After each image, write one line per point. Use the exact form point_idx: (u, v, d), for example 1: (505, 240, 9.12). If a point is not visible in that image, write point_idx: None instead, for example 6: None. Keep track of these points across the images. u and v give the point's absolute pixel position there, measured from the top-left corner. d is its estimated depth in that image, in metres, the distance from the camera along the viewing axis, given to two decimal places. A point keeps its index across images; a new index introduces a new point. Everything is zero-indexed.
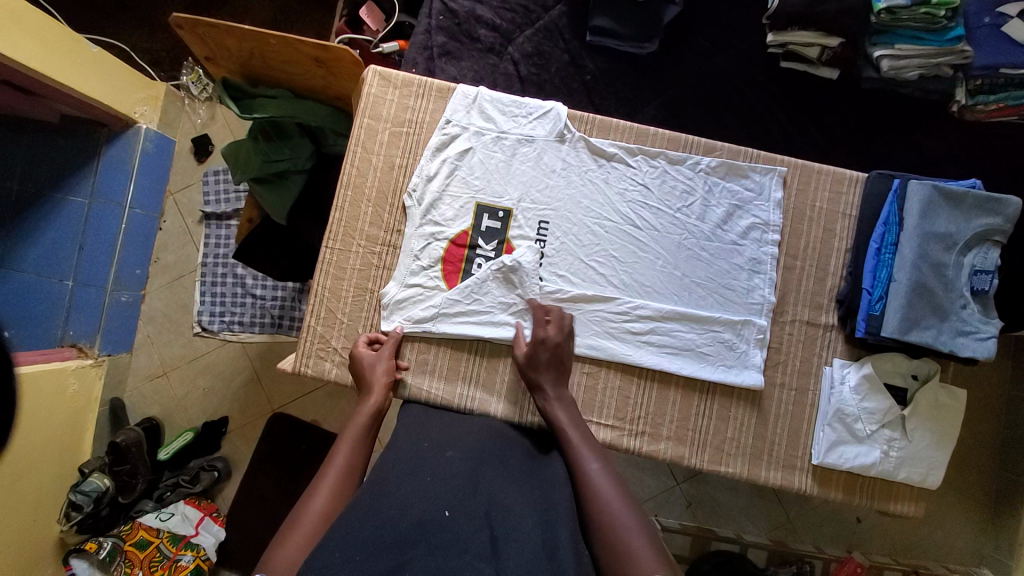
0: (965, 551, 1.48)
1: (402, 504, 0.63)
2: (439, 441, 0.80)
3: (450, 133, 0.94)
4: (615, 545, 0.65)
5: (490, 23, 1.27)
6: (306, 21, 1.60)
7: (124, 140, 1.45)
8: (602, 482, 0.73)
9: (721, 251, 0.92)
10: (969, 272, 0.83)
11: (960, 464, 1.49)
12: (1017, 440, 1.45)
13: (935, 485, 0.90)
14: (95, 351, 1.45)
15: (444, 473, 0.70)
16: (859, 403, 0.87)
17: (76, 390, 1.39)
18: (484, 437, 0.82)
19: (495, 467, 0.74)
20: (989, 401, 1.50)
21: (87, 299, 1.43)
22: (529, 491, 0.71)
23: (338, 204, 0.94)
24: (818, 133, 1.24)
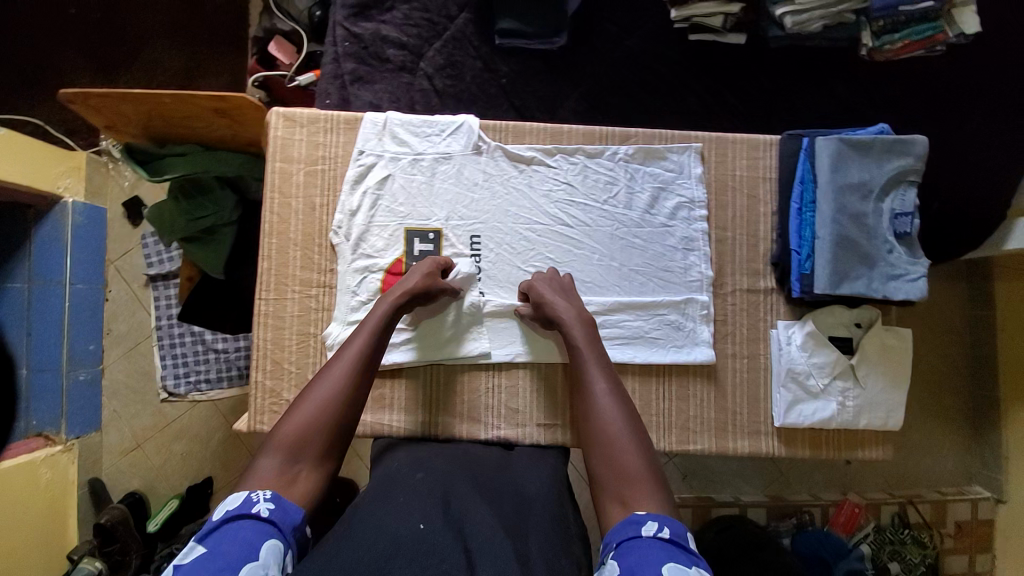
0: (954, 473, 1.57)
1: (373, 520, 0.64)
2: (410, 463, 0.80)
3: (366, 164, 0.92)
4: (610, 464, 0.69)
5: (397, 41, 1.25)
6: (218, 65, 1.56)
7: (52, 220, 1.40)
8: (608, 408, 0.73)
9: (653, 235, 0.93)
10: (889, 216, 0.85)
11: (934, 390, 1.58)
12: (984, 358, 1.54)
13: (897, 426, 0.91)
14: (62, 436, 1.41)
15: (415, 490, 0.71)
16: (807, 360, 0.89)
17: (50, 479, 1.34)
18: (455, 457, 0.83)
19: (467, 484, 0.75)
20: (953, 325, 1.59)
21: (45, 384, 1.39)
22: (502, 506, 0.72)
23: (264, 253, 0.91)
24: (736, 99, 1.26)
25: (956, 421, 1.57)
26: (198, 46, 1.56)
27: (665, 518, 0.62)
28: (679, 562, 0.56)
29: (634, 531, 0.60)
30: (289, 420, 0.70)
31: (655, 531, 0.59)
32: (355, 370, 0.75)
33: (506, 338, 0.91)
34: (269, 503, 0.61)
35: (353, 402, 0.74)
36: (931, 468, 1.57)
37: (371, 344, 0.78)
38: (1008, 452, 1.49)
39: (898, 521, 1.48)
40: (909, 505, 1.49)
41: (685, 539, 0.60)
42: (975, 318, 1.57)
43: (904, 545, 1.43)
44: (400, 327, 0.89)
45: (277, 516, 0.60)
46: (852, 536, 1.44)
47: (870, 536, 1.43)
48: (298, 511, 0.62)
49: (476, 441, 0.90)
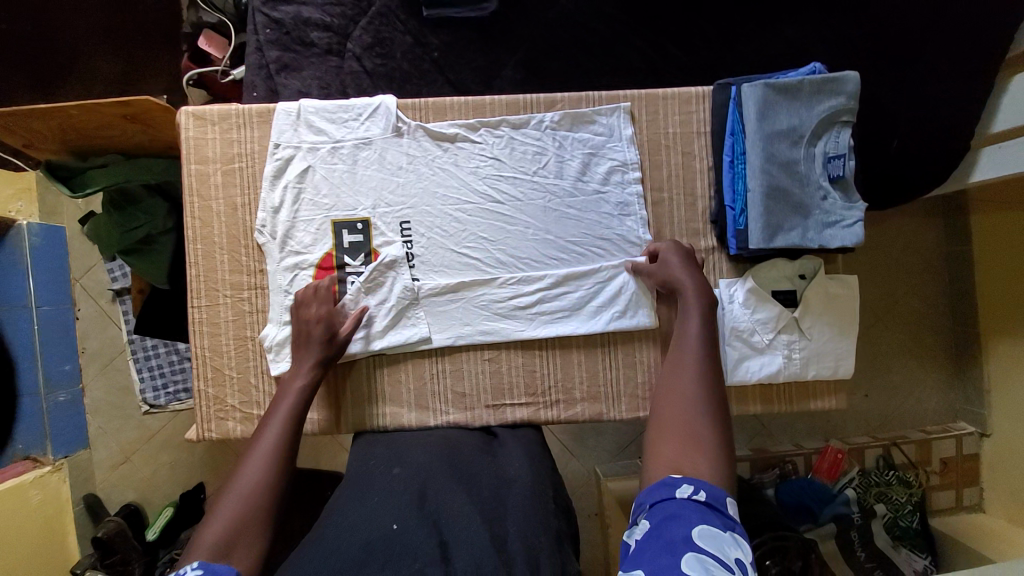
0: (939, 411, 1.57)
1: (349, 524, 0.67)
2: (388, 458, 0.81)
3: (284, 157, 0.89)
4: (681, 431, 0.69)
5: (320, 23, 1.19)
6: (153, 68, 1.51)
7: (9, 242, 1.37)
8: (691, 382, 0.73)
9: (588, 204, 0.90)
10: (822, 160, 0.82)
11: (915, 331, 1.56)
12: (963, 294, 1.53)
13: (849, 373, 0.90)
14: (50, 457, 1.41)
15: (391, 489, 0.73)
16: (750, 317, 0.87)
17: (41, 500, 1.35)
18: (432, 446, 0.82)
19: (445, 471, 0.76)
20: (931, 264, 1.56)
21: (23, 409, 1.38)
22: (479, 491, 0.73)
23: (192, 260, 0.89)
24: (681, 51, 1.20)
25: (939, 359, 1.56)
26: (127, 49, 1.49)
27: (705, 482, 0.62)
28: (711, 526, 0.57)
29: (669, 493, 0.61)
30: (212, 521, 0.67)
31: (690, 495, 0.60)
32: (273, 452, 0.75)
33: (443, 324, 0.90)
34: (197, 569, 0.60)
35: (277, 482, 0.73)
36: (916, 408, 1.58)
37: (289, 423, 0.78)
38: (992, 386, 1.49)
39: (883, 464, 1.49)
40: (893, 447, 1.50)
41: (723, 503, 0.60)
42: (953, 255, 1.55)
43: (890, 486, 1.45)
44: None
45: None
46: (837, 481, 1.45)
47: (856, 480, 1.45)
48: (230, 571, 0.61)
49: (426, 428, 0.90)
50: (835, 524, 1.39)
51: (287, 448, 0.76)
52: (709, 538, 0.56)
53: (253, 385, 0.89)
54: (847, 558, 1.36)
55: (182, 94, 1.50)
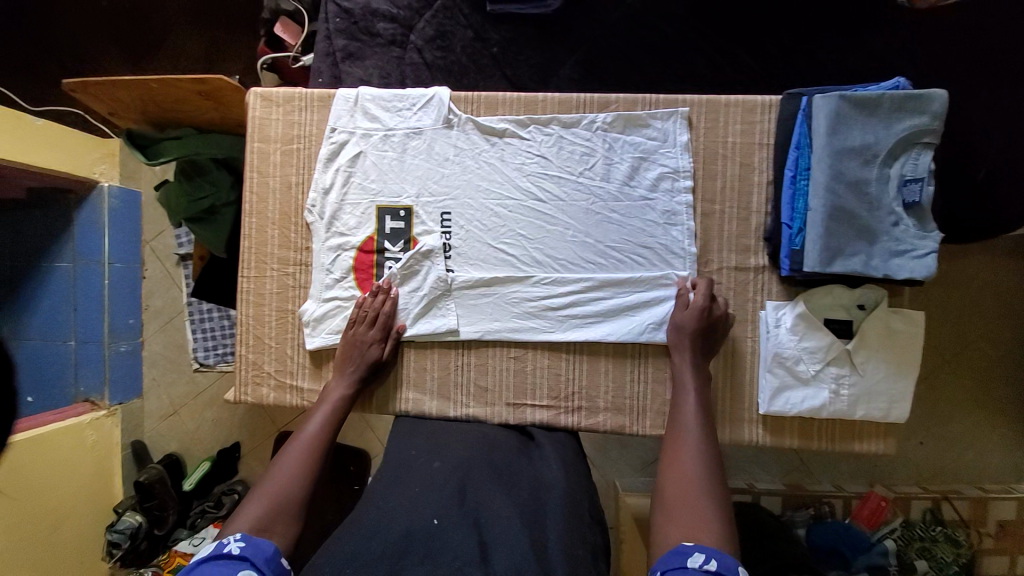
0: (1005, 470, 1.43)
1: (393, 513, 0.69)
2: (428, 450, 0.81)
3: (338, 141, 0.91)
4: (683, 504, 0.70)
5: (387, 14, 1.22)
6: (232, 49, 1.60)
7: (91, 202, 1.51)
8: (692, 460, 0.74)
9: (632, 210, 0.87)
10: (897, 183, 0.75)
11: (987, 381, 1.42)
12: None
13: (902, 418, 0.83)
14: (106, 401, 1.55)
15: (432, 481, 0.74)
16: (797, 344, 0.82)
17: (95, 440, 1.49)
18: (473, 442, 0.83)
19: (486, 469, 0.77)
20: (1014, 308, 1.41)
21: (89, 355, 1.53)
22: (518, 494, 0.73)
23: (246, 232, 0.94)
24: (751, 58, 1.14)
25: (1011, 413, 1.42)
26: (211, 31, 1.60)
27: (714, 550, 0.62)
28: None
29: (682, 562, 0.61)
30: (254, 500, 0.73)
31: (701, 563, 0.60)
32: (310, 452, 0.81)
33: (473, 317, 0.90)
34: (241, 542, 0.65)
35: (312, 476, 0.79)
36: (976, 464, 1.44)
37: (328, 428, 0.84)
38: None
39: (931, 518, 1.36)
40: (943, 501, 1.36)
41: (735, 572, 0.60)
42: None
43: (935, 543, 1.32)
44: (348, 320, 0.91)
45: (249, 552, 0.64)
46: (877, 530, 1.35)
47: (897, 532, 1.34)
48: (272, 547, 0.66)
49: (446, 418, 0.91)
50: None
51: (323, 449, 0.82)
52: None
53: (289, 356, 0.93)
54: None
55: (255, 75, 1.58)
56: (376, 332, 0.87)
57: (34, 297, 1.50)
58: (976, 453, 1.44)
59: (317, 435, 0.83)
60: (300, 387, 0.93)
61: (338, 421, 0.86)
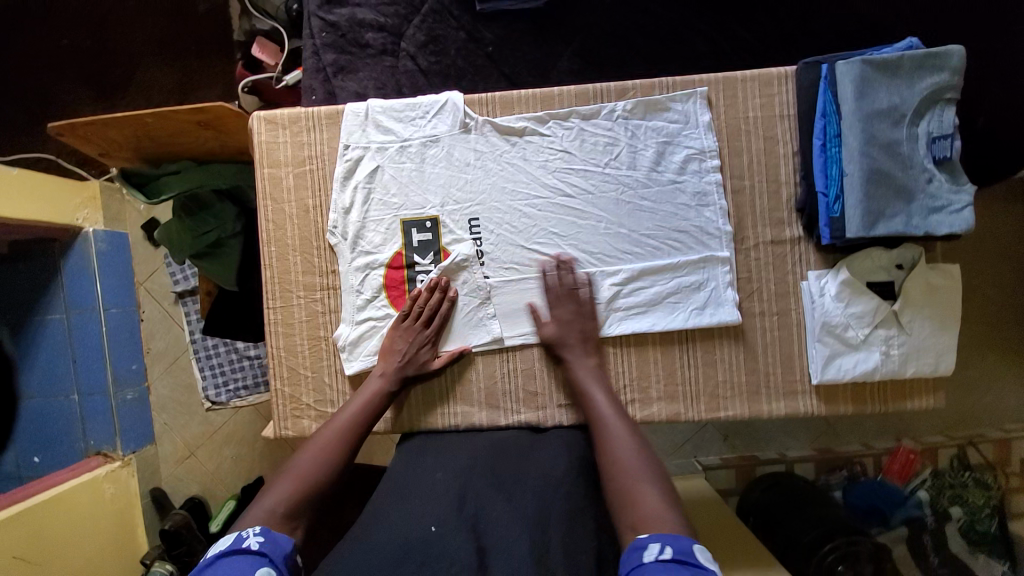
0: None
1: (389, 527, 0.69)
2: (434, 463, 0.81)
3: (353, 158, 0.88)
4: (628, 495, 0.69)
5: (374, 23, 1.19)
6: (209, 75, 1.54)
7: (77, 249, 1.43)
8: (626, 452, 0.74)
9: (662, 196, 0.86)
10: (927, 141, 0.75)
11: (994, 323, 1.47)
12: None
13: (949, 370, 0.84)
14: (119, 452, 1.48)
15: (431, 491, 0.74)
16: (844, 311, 0.82)
17: (114, 493, 1.44)
18: (479, 453, 0.82)
19: (485, 480, 0.76)
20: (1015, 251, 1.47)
21: (95, 407, 1.47)
22: (520, 498, 0.73)
23: (266, 262, 0.90)
24: (747, 31, 1.14)
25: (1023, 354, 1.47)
26: (186, 58, 1.54)
27: (669, 535, 0.61)
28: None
29: (638, 558, 0.59)
30: (273, 488, 0.73)
31: (657, 555, 0.59)
32: (341, 442, 0.80)
33: (514, 323, 0.89)
34: (260, 537, 0.64)
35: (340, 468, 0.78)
36: (994, 406, 1.48)
37: (364, 419, 0.82)
38: None
39: (958, 464, 1.37)
40: (969, 447, 1.41)
41: (690, 553, 0.59)
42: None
43: (965, 488, 1.33)
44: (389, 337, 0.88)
45: (267, 548, 0.63)
46: (908, 483, 1.38)
47: (928, 482, 1.36)
48: (288, 543, 0.65)
49: (498, 427, 0.89)
50: (906, 528, 1.33)
51: (355, 440, 0.81)
52: None
53: (327, 385, 0.90)
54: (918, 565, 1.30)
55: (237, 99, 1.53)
56: (430, 331, 0.86)
57: (27, 350, 1.43)
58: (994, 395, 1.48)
59: (349, 425, 0.81)
60: None
61: (376, 413, 0.84)
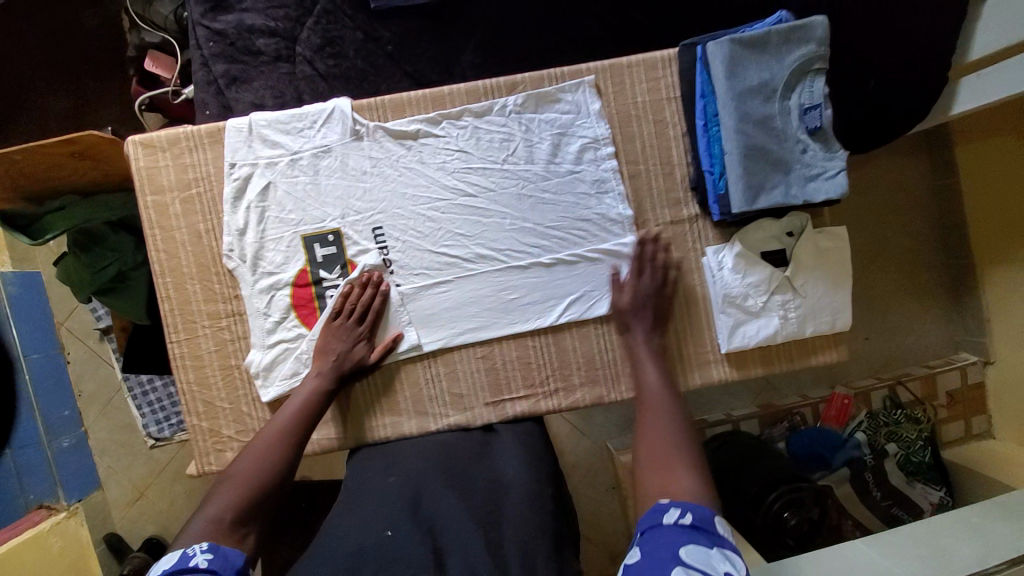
0: (941, 344, 1.59)
1: (343, 533, 0.68)
2: (383, 467, 0.80)
3: (242, 177, 0.85)
4: (655, 469, 0.68)
5: (265, 29, 1.12)
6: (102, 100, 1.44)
7: None
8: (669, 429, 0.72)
9: (562, 186, 0.87)
10: (798, 112, 0.77)
11: (909, 267, 1.57)
12: (956, 225, 1.55)
13: (846, 326, 0.89)
14: (63, 502, 1.37)
15: (385, 496, 0.72)
16: (741, 282, 0.85)
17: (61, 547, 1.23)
18: (428, 452, 0.82)
19: (439, 478, 0.75)
20: (921, 200, 1.57)
21: (30, 461, 1.33)
22: (471, 497, 0.72)
23: (163, 294, 0.86)
24: (641, 13, 1.14)
25: (935, 293, 1.58)
26: (79, 82, 1.44)
27: (691, 503, 0.62)
28: (698, 544, 0.58)
29: (657, 519, 0.61)
30: (217, 496, 0.69)
31: (677, 518, 0.60)
32: (279, 445, 0.76)
33: (433, 328, 0.87)
34: (208, 553, 0.61)
35: (286, 469, 0.75)
36: (917, 344, 1.59)
37: (301, 421, 0.79)
38: (991, 315, 1.51)
39: (891, 403, 1.49)
40: (898, 386, 1.51)
41: (710, 523, 0.60)
42: (940, 187, 1.57)
43: (899, 425, 1.45)
44: (307, 355, 0.86)
45: (218, 565, 0.60)
46: (846, 426, 1.47)
47: (864, 424, 1.46)
48: (240, 557, 0.63)
49: (428, 434, 0.88)
50: (848, 469, 1.40)
51: (295, 443, 0.77)
52: (696, 555, 0.56)
53: (246, 414, 0.87)
54: (863, 501, 1.38)
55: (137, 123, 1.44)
56: (364, 328, 0.84)
57: None
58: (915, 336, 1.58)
59: (289, 427, 0.78)
60: None
61: (314, 414, 0.80)
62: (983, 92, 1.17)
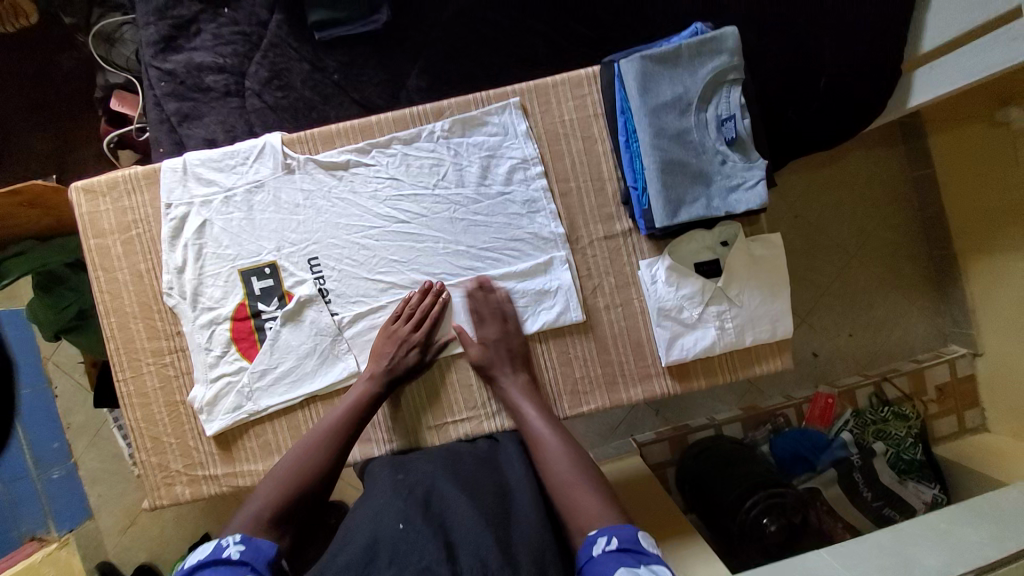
0: (929, 337, 1.52)
1: (359, 527, 0.66)
2: (394, 468, 0.78)
3: (178, 216, 0.87)
4: (564, 501, 0.70)
5: (213, 65, 1.07)
6: (58, 136, 1.41)
7: None
8: (557, 453, 0.74)
9: (493, 208, 0.88)
10: (715, 123, 0.80)
11: (891, 261, 1.51)
12: (934, 218, 1.48)
13: (789, 333, 0.88)
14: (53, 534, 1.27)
15: (395, 492, 0.71)
16: (676, 293, 0.85)
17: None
18: (432, 456, 0.81)
19: (450, 479, 0.73)
20: (899, 191, 1.51)
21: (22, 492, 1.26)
22: (482, 497, 0.70)
23: (109, 334, 0.89)
24: (586, 27, 1.08)
25: (919, 286, 1.51)
26: (51, 121, 1.41)
27: (616, 527, 0.63)
28: (628, 567, 0.58)
29: (589, 553, 0.62)
30: (261, 490, 0.71)
31: (604, 547, 0.61)
32: (329, 440, 0.77)
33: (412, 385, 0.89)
34: (241, 544, 0.59)
35: (335, 460, 0.76)
36: (905, 338, 1.52)
37: (353, 416, 0.80)
38: (978, 307, 1.43)
39: (877, 401, 1.42)
40: (884, 382, 1.44)
41: (636, 540, 0.61)
42: (918, 179, 1.50)
43: (886, 422, 1.37)
44: (253, 388, 0.87)
45: (248, 556, 0.58)
46: (832, 426, 1.40)
47: (850, 423, 1.38)
48: (272, 548, 0.60)
49: (371, 460, 0.88)
50: (836, 469, 1.33)
51: (346, 437, 0.78)
52: None
53: (193, 448, 0.89)
54: (853, 502, 1.30)
55: (91, 158, 1.41)
56: (418, 335, 0.85)
57: None
58: (904, 329, 1.51)
59: (341, 420, 0.79)
60: (214, 475, 0.89)
61: (368, 407, 0.82)
62: (940, 82, 1.03)
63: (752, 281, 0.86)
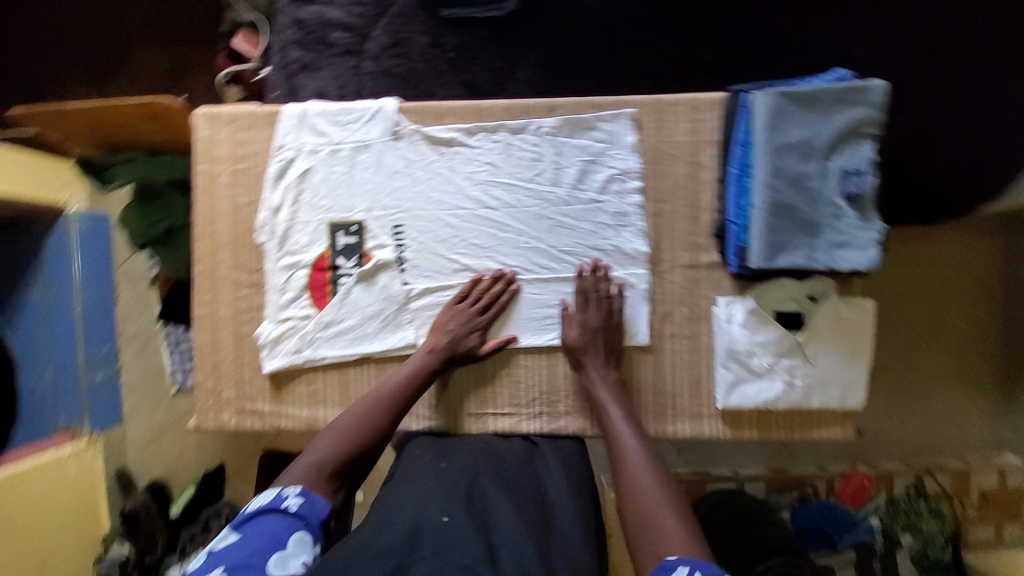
0: (983, 442, 1.42)
1: (399, 510, 0.66)
2: (436, 453, 0.79)
3: (285, 159, 0.91)
4: (642, 515, 0.69)
5: (340, 22, 1.10)
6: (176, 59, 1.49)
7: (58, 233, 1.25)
8: (644, 464, 0.74)
9: (583, 214, 0.88)
10: (837, 176, 0.77)
11: (962, 353, 1.42)
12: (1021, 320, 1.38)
13: (857, 404, 0.84)
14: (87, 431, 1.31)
15: (439, 480, 0.71)
16: (750, 339, 0.83)
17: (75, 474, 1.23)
18: (474, 445, 0.82)
19: (494, 477, 0.74)
20: (986, 280, 1.42)
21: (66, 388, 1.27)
22: (525, 503, 0.71)
23: (197, 255, 0.93)
24: (709, 52, 1.06)
25: (981, 384, 1.42)
26: (172, 44, 1.49)
27: (697, 560, 0.61)
28: None
29: None
30: (312, 450, 0.75)
31: None
32: (376, 411, 0.80)
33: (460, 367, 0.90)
34: (299, 498, 0.68)
35: (380, 433, 0.79)
36: (957, 437, 1.43)
37: (400, 392, 0.82)
38: None
39: (914, 493, 1.32)
40: (925, 476, 1.34)
41: None
42: (1012, 275, 1.40)
43: (921, 517, 1.29)
44: (316, 335, 0.90)
45: (304, 509, 0.67)
46: (860, 508, 1.32)
47: (880, 509, 1.30)
48: (325, 507, 0.69)
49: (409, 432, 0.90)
50: (855, 553, 1.25)
51: (393, 412, 0.81)
52: None
53: (247, 380, 0.93)
54: None
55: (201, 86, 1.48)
56: (484, 319, 0.86)
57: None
58: (958, 427, 1.43)
59: (389, 393, 0.82)
60: (260, 411, 0.93)
61: (416, 386, 0.83)
62: None
63: (834, 343, 0.82)
